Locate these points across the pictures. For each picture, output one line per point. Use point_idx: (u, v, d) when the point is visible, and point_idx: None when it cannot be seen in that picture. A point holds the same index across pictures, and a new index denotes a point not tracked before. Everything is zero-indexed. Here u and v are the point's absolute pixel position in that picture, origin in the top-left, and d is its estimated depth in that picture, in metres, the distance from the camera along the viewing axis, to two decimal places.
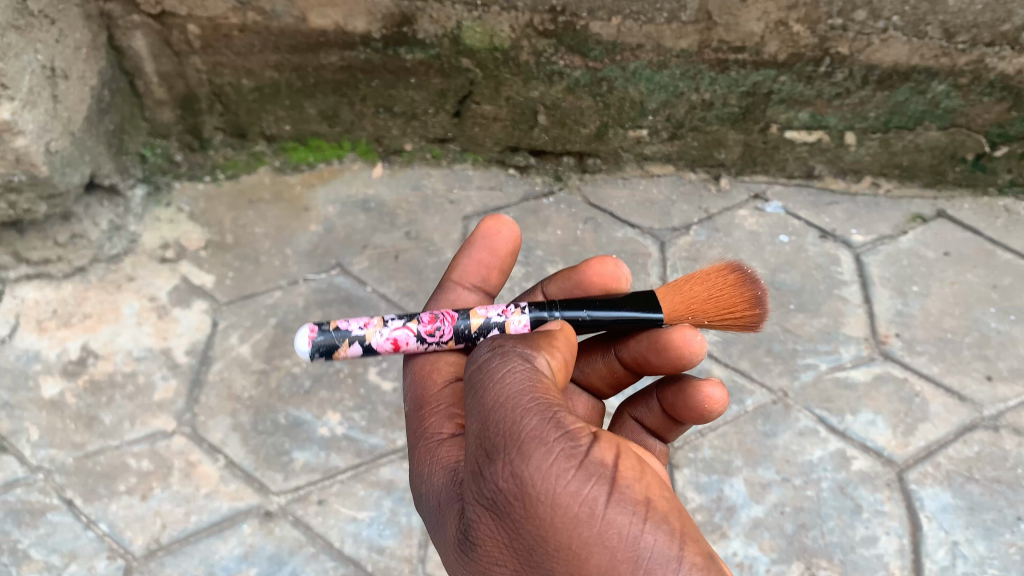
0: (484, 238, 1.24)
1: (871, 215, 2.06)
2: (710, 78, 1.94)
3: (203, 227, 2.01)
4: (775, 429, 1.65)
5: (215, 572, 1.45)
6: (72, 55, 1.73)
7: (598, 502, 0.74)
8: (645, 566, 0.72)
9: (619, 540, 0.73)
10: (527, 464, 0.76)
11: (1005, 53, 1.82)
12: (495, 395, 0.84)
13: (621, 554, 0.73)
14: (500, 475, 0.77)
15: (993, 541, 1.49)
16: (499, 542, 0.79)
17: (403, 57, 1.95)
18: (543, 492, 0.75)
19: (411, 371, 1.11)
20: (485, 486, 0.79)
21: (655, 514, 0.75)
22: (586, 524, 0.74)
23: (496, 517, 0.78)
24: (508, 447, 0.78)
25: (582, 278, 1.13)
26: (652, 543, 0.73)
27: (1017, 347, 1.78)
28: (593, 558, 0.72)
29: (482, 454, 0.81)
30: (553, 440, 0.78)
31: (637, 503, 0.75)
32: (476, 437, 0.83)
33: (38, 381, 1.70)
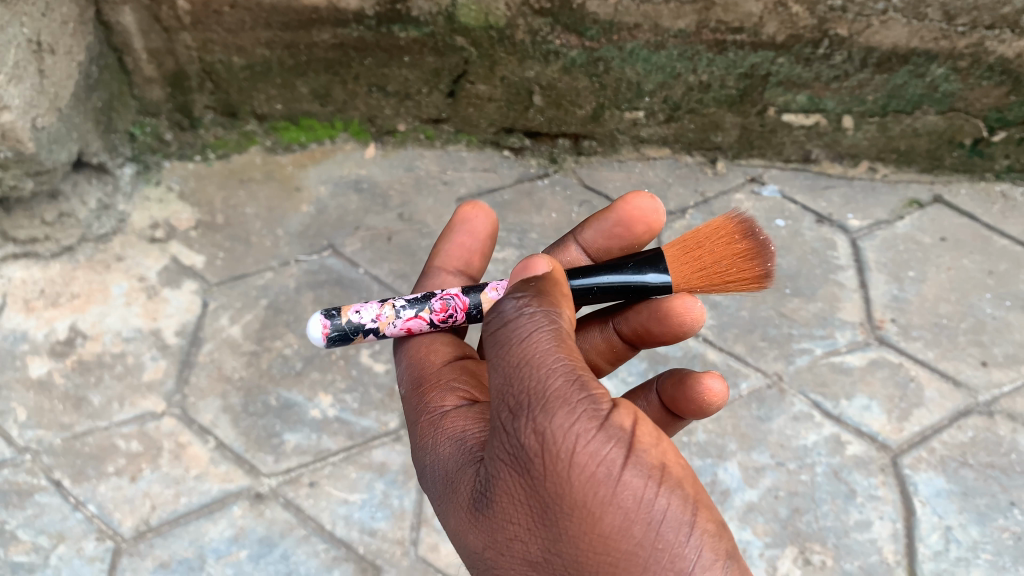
0: (462, 224, 1.25)
1: (868, 200, 2.05)
2: (707, 59, 1.92)
3: (193, 207, 1.99)
4: (770, 413, 1.65)
5: (204, 554, 1.44)
6: (59, 29, 1.70)
7: (617, 462, 0.73)
8: (657, 528, 0.72)
9: (634, 501, 0.72)
10: (550, 422, 0.74)
11: (1005, 36, 1.80)
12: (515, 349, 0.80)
13: (635, 515, 0.72)
14: (521, 429, 0.75)
15: (987, 526, 1.49)
16: (513, 498, 0.77)
17: (396, 36, 1.92)
18: (564, 450, 0.73)
19: (405, 359, 1.10)
20: (506, 442, 0.77)
21: (670, 478, 0.74)
22: (603, 484, 0.72)
23: (513, 472, 0.77)
24: (532, 403, 0.76)
25: (622, 213, 1.17)
26: (666, 506, 0.73)
27: (1012, 332, 1.77)
28: (608, 517, 0.72)
29: (503, 410, 0.78)
30: (576, 399, 0.76)
31: (655, 467, 0.74)
32: (496, 392, 0.80)
33: (26, 360, 1.68)
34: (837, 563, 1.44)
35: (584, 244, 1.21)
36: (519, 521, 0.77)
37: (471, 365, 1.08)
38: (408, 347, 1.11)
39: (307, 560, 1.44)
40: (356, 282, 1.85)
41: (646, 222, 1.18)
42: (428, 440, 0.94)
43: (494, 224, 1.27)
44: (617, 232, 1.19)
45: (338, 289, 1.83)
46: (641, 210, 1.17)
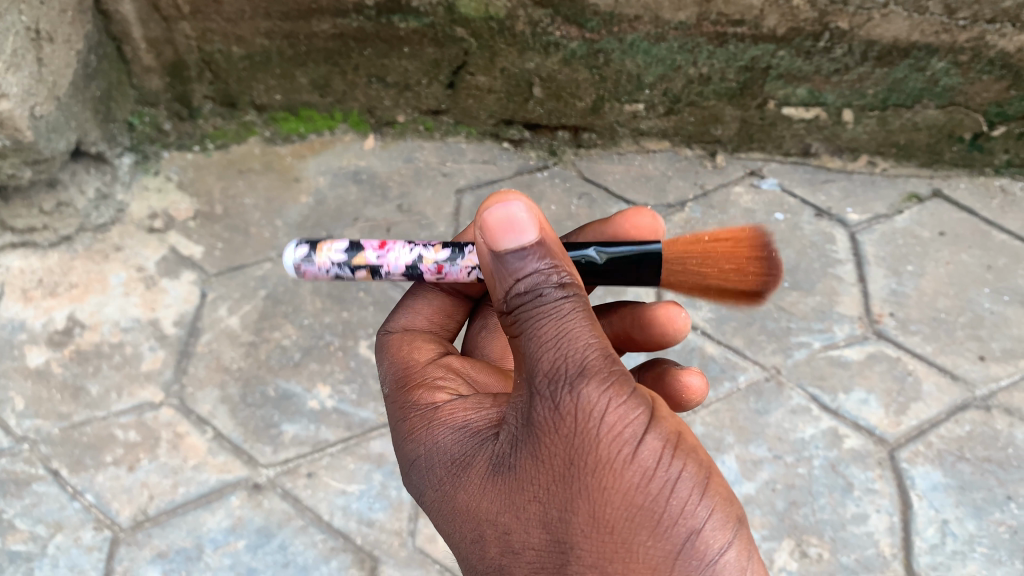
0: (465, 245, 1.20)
1: (867, 194, 2.05)
2: (707, 52, 1.91)
3: (192, 197, 1.99)
4: (767, 406, 1.65)
5: (202, 544, 1.44)
6: (57, 18, 1.70)
7: (642, 425, 0.77)
8: (674, 486, 0.75)
9: (655, 461, 0.75)
10: (579, 384, 0.77)
11: (1006, 30, 1.79)
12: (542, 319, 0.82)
13: (654, 472, 0.75)
14: (553, 391, 0.78)
15: (983, 519, 1.49)
16: (535, 461, 0.79)
17: (396, 26, 1.92)
18: (590, 410, 0.76)
19: (388, 359, 1.07)
20: (535, 407, 0.79)
21: (685, 445, 0.78)
22: (628, 442, 0.76)
23: (539, 434, 0.79)
24: (563, 368, 0.79)
25: (622, 230, 1.13)
26: (682, 468, 0.76)
27: (1010, 327, 1.78)
28: (628, 473, 0.75)
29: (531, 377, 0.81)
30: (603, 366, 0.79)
31: (675, 435, 0.78)
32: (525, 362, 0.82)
33: (24, 350, 1.68)
34: (834, 556, 1.45)
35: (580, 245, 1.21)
36: (539, 483, 0.78)
37: (455, 362, 1.06)
38: (390, 348, 1.09)
39: (305, 550, 1.44)
40: None
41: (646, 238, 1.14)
42: (425, 424, 0.93)
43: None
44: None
45: (336, 280, 1.83)
46: (644, 227, 1.13)
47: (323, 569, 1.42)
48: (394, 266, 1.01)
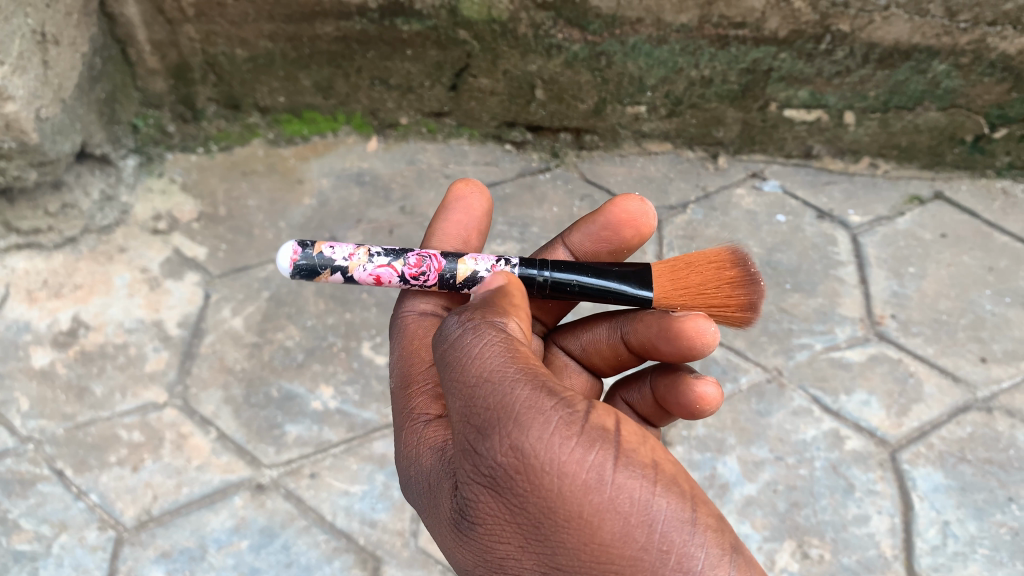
0: (460, 203, 1.21)
1: (869, 196, 2.05)
2: (709, 54, 1.92)
3: (196, 199, 1.99)
4: (769, 408, 1.65)
5: (206, 544, 1.44)
6: (63, 21, 1.71)
7: (605, 466, 0.73)
8: (659, 529, 0.72)
9: (632, 504, 0.72)
10: (527, 436, 0.74)
11: (1007, 32, 1.80)
12: (477, 371, 0.81)
13: (634, 516, 0.72)
14: (498, 449, 0.75)
15: (984, 521, 1.49)
16: (502, 517, 0.76)
17: (399, 29, 1.93)
18: (547, 463, 0.73)
19: (398, 345, 1.10)
20: (481, 463, 0.76)
21: (664, 477, 0.74)
22: (595, 490, 0.72)
23: (498, 492, 0.76)
24: (504, 420, 0.75)
25: (610, 217, 1.15)
26: (664, 507, 0.72)
27: (1011, 329, 1.78)
28: (606, 524, 0.71)
29: (475, 430, 0.78)
30: (550, 409, 0.76)
31: (645, 466, 0.74)
32: (462, 413, 0.80)
33: (29, 351, 1.69)
34: (835, 557, 1.45)
35: (571, 247, 1.20)
36: (512, 538, 0.76)
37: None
38: (403, 335, 1.10)
39: (308, 550, 1.45)
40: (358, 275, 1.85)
41: (635, 226, 1.16)
42: (413, 442, 0.93)
43: (490, 209, 1.24)
44: (605, 237, 1.17)
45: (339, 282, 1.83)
46: (631, 213, 1.15)
47: (326, 569, 1.42)
48: None
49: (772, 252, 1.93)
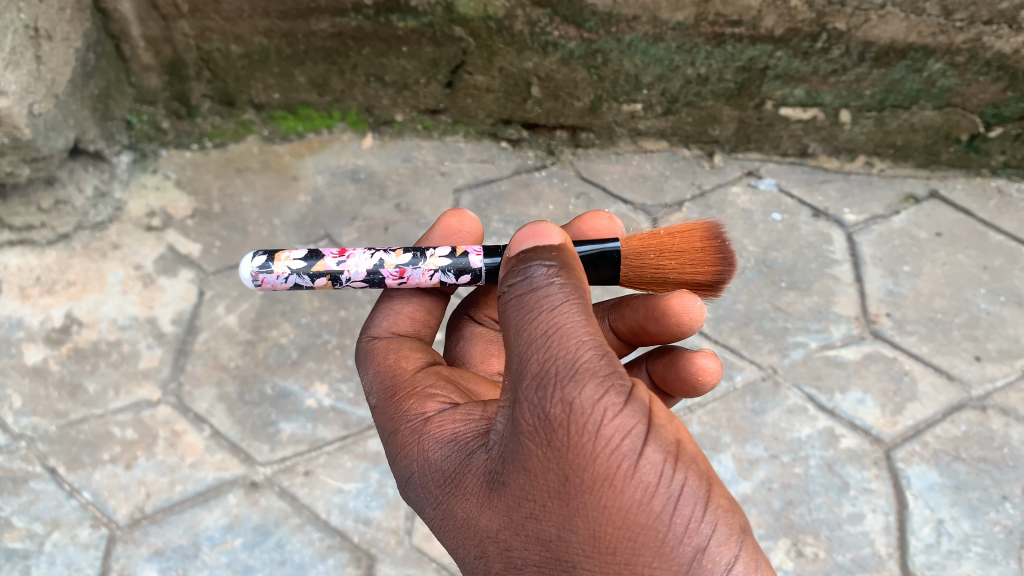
0: (444, 234, 1.19)
1: (864, 195, 2.05)
2: (705, 52, 1.92)
3: (190, 195, 1.99)
4: (764, 406, 1.65)
5: (199, 541, 1.44)
6: (56, 16, 1.70)
7: (640, 435, 0.73)
8: (676, 502, 0.72)
9: (655, 475, 0.72)
10: (574, 392, 0.75)
11: (1003, 31, 1.80)
12: (546, 322, 0.81)
13: (656, 487, 0.72)
14: (548, 399, 0.75)
15: (978, 519, 1.49)
16: (531, 475, 0.76)
17: (394, 26, 1.92)
18: (586, 420, 0.73)
19: (372, 368, 1.07)
20: (526, 411, 0.76)
21: (686, 455, 0.75)
22: (626, 455, 0.72)
23: (534, 447, 0.75)
24: (557, 372, 0.76)
25: (578, 233, 1.16)
26: (684, 482, 0.72)
27: (1006, 328, 1.78)
28: (629, 490, 0.71)
29: (524, 381, 0.78)
30: (599, 372, 0.77)
31: (674, 443, 0.75)
32: (516, 365, 0.80)
33: (21, 348, 1.68)
34: (830, 555, 1.45)
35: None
36: (535, 499, 0.75)
37: (444, 371, 1.06)
38: (376, 356, 1.08)
39: (302, 548, 1.44)
40: None
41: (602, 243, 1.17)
42: (416, 441, 0.92)
43: (481, 235, 1.22)
44: None
45: None
46: (598, 228, 1.16)
47: (320, 567, 1.42)
48: (354, 273, 1.03)
49: (768, 250, 1.93)
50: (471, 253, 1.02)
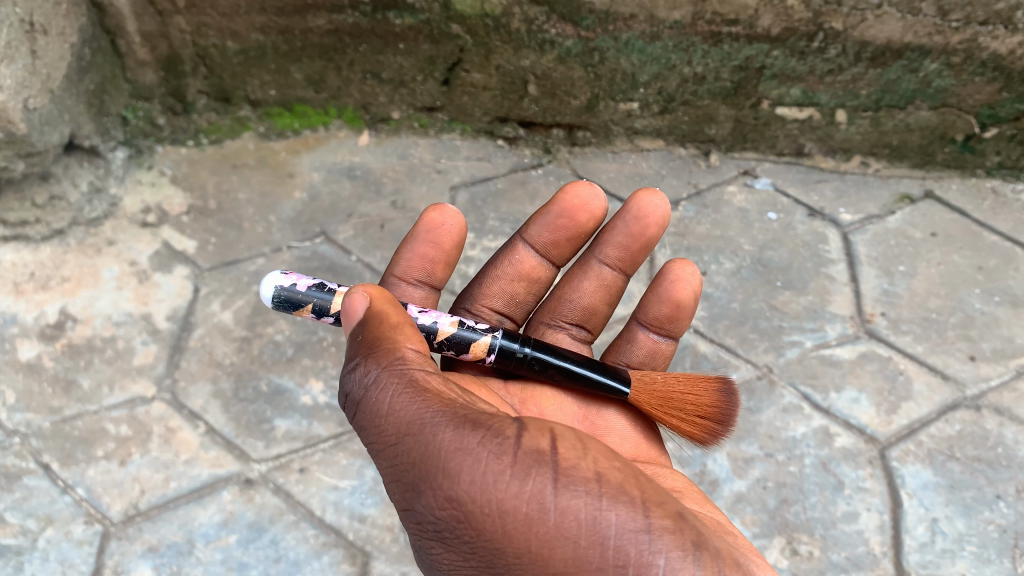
0: (427, 231, 1.25)
1: (860, 195, 2.05)
2: (702, 51, 1.92)
3: (185, 192, 1.98)
4: (759, 405, 1.65)
5: (194, 538, 1.43)
6: (51, 10, 1.69)
7: (545, 495, 0.83)
8: (610, 542, 0.81)
9: (577, 525, 0.82)
10: (461, 486, 0.83)
11: (998, 32, 1.81)
12: (396, 427, 0.89)
13: (583, 537, 0.81)
14: (437, 504, 0.85)
15: (972, 518, 1.49)
16: (465, 562, 0.86)
17: (392, 22, 1.92)
18: (486, 505, 0.83)
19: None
20: (430, 517, 0.86)
21: (607, 493, 0.84)
22: (540, 521, 0.82)
23: (454, 542, 0.85)
24: (433, 472, 0.85)
25: (564, 205, 1.30)
26: (612, 520, 0.82)
27: (1000, 328, 1.79)
28: (557, 552, 0.81)
29: (409, 487, 0.87)
30: (477, 447, 0.85)
31: (586, 484, 0.84)
32: (396, 468, 0.89)
33: (15, 343, 1.67)
34: (825, 554, 1.45)
35: (531, 241, 1.34)
36: None
37: None
38: None
39: (296, 545, 1.44)
40: (348, 269, 1.84)
41: (588, 210, 1.31)
42: None
43: (463, 229, 1.27)
44: (561, 224, 1.31)
45: (330, 276, 1.82)
46: (582, 198, 1.30)
47: (314, 564, 1.42)
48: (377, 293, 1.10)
49: (763, 249, 1.93)
50: (487, 352, 1.09)
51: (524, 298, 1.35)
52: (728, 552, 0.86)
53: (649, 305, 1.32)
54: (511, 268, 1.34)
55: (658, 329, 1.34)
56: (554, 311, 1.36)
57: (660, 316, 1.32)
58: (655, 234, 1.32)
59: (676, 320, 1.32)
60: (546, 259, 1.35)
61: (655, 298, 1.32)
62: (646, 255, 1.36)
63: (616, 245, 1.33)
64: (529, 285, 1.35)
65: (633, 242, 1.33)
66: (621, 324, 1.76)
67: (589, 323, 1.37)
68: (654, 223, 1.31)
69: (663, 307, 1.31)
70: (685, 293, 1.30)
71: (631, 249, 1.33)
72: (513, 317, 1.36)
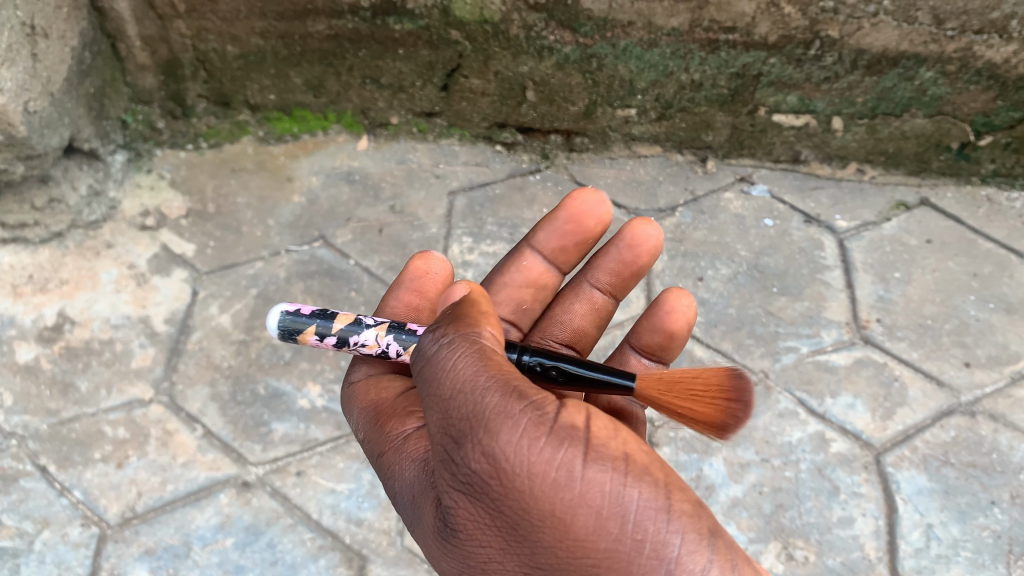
0: (412, 278, 1.26)
1: (856, 202, 2.06)
2: (699, 58, 1.94)
3: (184, 195, 1.98)
4: (755, 410, 1.66)
5: (190, 541, 1.44)
6: (52, 14, 1.70)
7: (574, 465, 0.82)
8: (631, 519, 0.81)
9: (602, 497, 0.81)
10: (498, 442, 0.82)
11: (993, 41, 1.82)
12: (445, 381, 0.88)
13: (606, 510, 0.81)
14: (472, 457, 0.83)
15: (966, 524, 1.50)
16: (483, 522, 0.85)
17: (391, 28, 1.93)
18: (518, 466, 0.82)
19: (355, 410, 1.14)
20: (459, 471, 0.85)
21: (634, 470, 0.84)
22: (566, 488, 0.81)
23: (476, 498, 0.84)
24: (474, 427, 0.83)
25: (569, 213, 1.31)
26: (635, 496, 0.82)
27: (994, 334, 1.80)
28: (578, 520, 0.81)
29: (447, 440, 0.86)
30: (519, 412, 0.84)
31: (614, 460, 0.83)
32: (436, 422, 0.87)
33: (13, 346, 1.68)
34: (819, 559, 1.46)
35: (537, 249, 1.34)
36: (491, 540, 0.86)
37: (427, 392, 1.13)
38: (356, 397, 1.15)
39: (293, 548, 1.45)
40: (347, 273, 1.85)
41: (594, 218, 1.31)
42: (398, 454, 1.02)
43: (449, 276, 1.29)
44: (568, 231, 1.32)
45: (328, 280, 1.83)
46: (588, 206, 1.30)
47: (311, 567, 1.42)
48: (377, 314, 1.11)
49: (760, 255, 1.94)
50: None
51: (529, 302, 1.36)
52: (741, 545, 0.86)
53: (643, 331, 1.33)
54: (518, 275, 1.35)
55: (650, 355, 1.35)
56: (545, 330, 1.36)
57: (652, 342, 1.33)
58: (648, 261, 1.33)
59: (669, 347, 1.32)
60: (553, 266, 1.35)
61: (649, 324, 1.32)
62: (638, 280, 1.37)
63: (608, 268, 1.34)
64: (536, 291, 1.36)
65: (625, 269, 1.34)
66: (618, 330, 1.77)
67: (581, 343, 1.37)
68: (647, 251, 1.31)
69: (657, 335, 1.31)
70: (680, 324, 1.29)
71: (624, 274, 1.34)
72: (518, 325, 1.36)
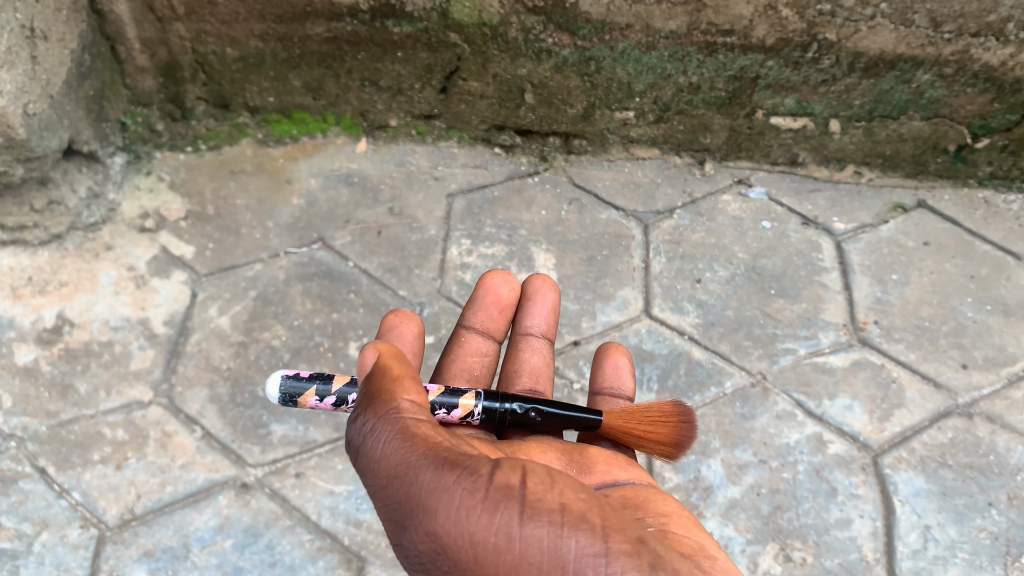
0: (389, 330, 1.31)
1: (853, 204, 2.07)
2: (697, 61, 1.94)
3: (183, 197, 1.99)
4: (753, 412, 1.66)
5: (189, 543, 1.44)
6: (52, 17, 1.70)
7: (510, 526, 0.83)
8: (571, 569, 0.81)
9: (541, 552, 0.82)
10: (435, 521, 0.85)
11: (990, 43, 1.83)
12: (384, 469, 0.91)
13: (546, 567, 0.82)
14: (416, 538, 0.86)
15: (964, 525, 1.51)
16: None
17: (390, 31, 1.93)
18: (458, 539, 0.84)
19: None
20: (410, 553, 0.88)
21: (571, 520, 0.84)
22: (506, 550, 0.82)
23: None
24: (413, 509, 0.86)
25: (484, 292, 1.45)
26: (573, 546, 0.82)
27: (992, 336, 1.80)
28: None
29: (394, 523, 0.89)
30: (452, 485, 0.86)
31: (551, 514, 0.84)
32: (382, 509, 0.91)
33: (11, 348, 1.68)
34: (817, 560, 1.46)
35: (468, 329, 1.43)
36: None
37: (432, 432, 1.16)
38: None
39: (292, 550, 1.45)
40: (345, 275, 1.86)
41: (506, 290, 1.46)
42: None
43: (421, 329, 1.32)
44: (489, 304, 1.45)
45: (327, 282, 1.84)
46: (497, 280, 1.45)
47: (310, 569, 1.43)
48: None
49: (757, 257, 1.95)
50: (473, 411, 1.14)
51: (480, 372, 1.39)
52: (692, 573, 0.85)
53: (596, 367, 1.44)
54: (461, 350, 1.40)
55: (611, 385, 1.41)
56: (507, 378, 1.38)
57: (608, 374, 1.42)
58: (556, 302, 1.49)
59: (621, 374, 1.42)
60: (488, 337, 1.43)
61: (598, 361, 1.45)
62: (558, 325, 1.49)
63: (535, 314, 1.46)
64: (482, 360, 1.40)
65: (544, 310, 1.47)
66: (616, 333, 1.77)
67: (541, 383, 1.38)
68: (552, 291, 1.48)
69: (608, 364, 1.43)
70: (621, 353, 1.45)
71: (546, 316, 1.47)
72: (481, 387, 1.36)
